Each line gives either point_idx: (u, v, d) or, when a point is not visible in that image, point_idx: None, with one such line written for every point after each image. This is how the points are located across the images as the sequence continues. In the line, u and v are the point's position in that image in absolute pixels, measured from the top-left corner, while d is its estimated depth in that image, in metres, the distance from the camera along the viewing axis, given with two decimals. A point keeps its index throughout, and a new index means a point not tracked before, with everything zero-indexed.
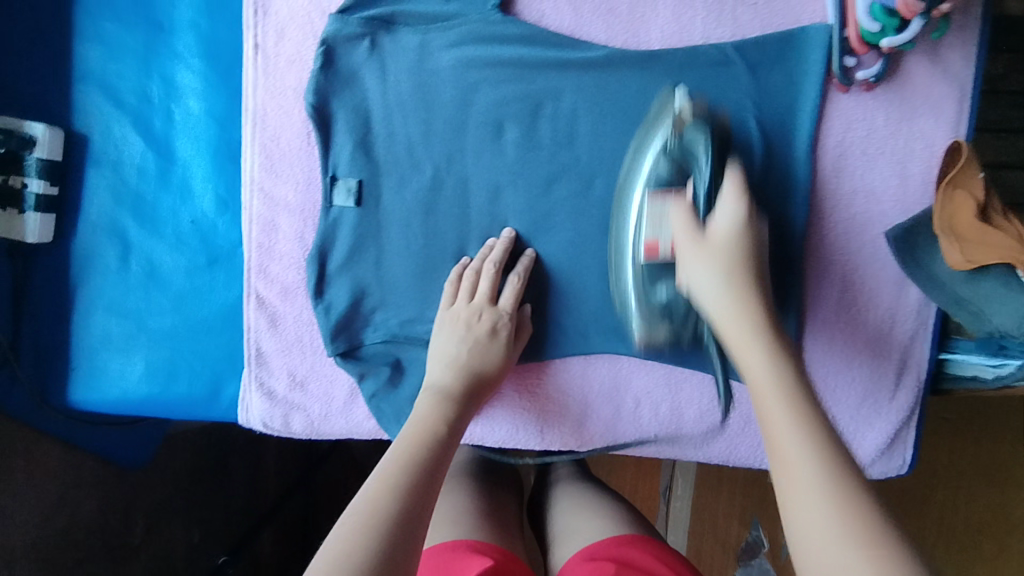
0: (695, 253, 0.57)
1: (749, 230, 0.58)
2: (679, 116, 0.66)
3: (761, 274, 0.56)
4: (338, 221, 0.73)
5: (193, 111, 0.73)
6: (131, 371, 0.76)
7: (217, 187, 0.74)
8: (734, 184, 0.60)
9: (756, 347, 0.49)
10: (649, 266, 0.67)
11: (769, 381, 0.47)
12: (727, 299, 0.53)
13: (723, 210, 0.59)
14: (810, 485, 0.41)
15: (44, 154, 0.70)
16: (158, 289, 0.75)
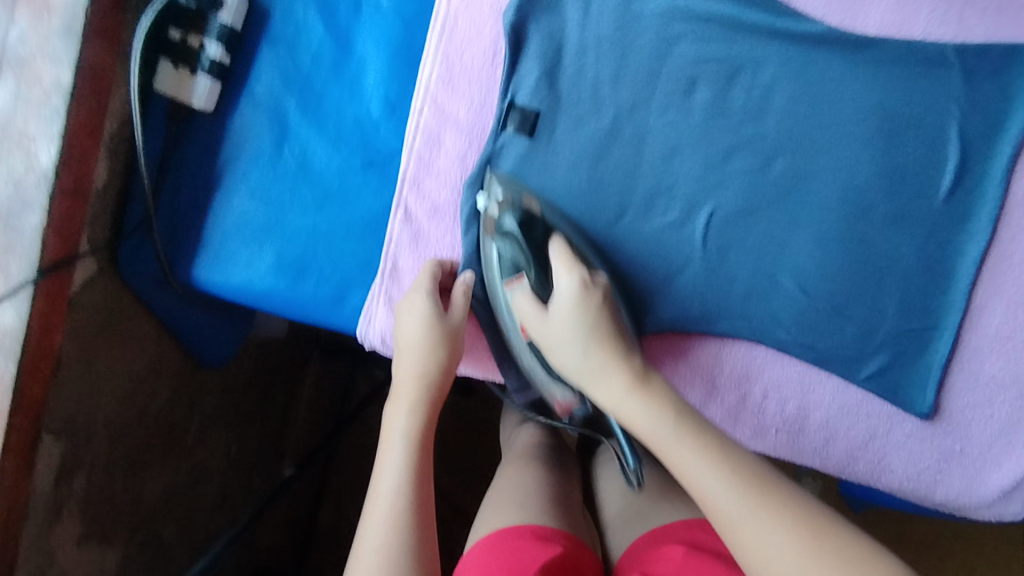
0: (552, 339, 0.66)
1: (590, 292, 0.65)
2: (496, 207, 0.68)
3: (608, 314, 0.65)
4: (505, 149, 0.70)
5: (382, 6, 0.70)
6: (260, 261, 0.73)
7: (388, 90, 0.71)
8: (562, 256, 0.67)
9: (630, 383, 0.61)
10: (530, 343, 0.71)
11: (652, 421, 0.59)
12: (606, 381, 0.63)
13: (561, 286, 0.66)
14: (736, 495, 0.53)
15: (228, 19, 0.67)
16: (307, 182, 0.73)
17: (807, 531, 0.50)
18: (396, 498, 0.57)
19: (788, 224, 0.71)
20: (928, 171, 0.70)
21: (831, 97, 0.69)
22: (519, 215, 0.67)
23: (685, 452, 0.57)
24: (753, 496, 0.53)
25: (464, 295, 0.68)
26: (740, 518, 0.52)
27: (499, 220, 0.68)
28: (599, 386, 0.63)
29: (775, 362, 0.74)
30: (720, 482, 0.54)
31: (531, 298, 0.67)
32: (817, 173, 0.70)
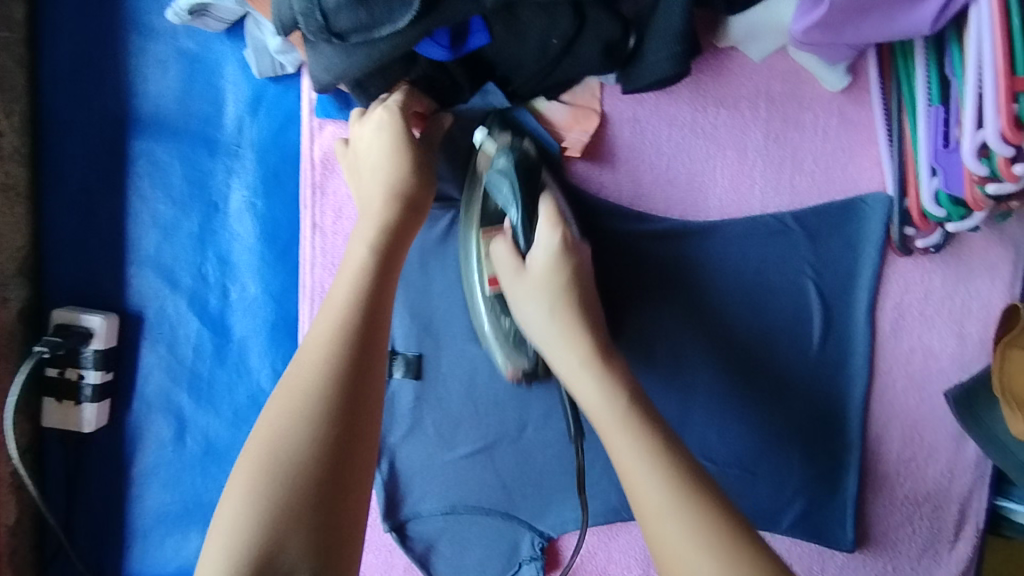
0: (521, 291, 0.59)
1: (568, 256, 0.59)
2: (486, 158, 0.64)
3: (583, 280, 0.59)
4: (397, 395, 0.73)
5: (250, 288, 0.72)
6: (187, 549, 0.74)
7: (274, 362, 0.72)
8: (548, 212, 0.60)
9: (587, 373, 0.55)
10: (497, 295, 0.64)
11: (601, 404, 0.53)
12: (552, 332, 0.57)
13: (542, 238, 0.59)
14: (657, 502, 0.47)
15: (100, 344, 0.69)
16: (215, 466, 0.74)
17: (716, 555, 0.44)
18: (337, 316, 0.51)
19: (682, 400, 0.74)
20: (800, 327, 0.73)
21: (694, 279, 0.73)
22: (517, 156, 0.63)
23: (596, 389, 0.53)
24: (671, 489, 0.47)
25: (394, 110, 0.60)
26: (665, 518, 0.46)
27: (495, 163, 0.63)
28: (550, 333, 0.57)
29: None
30: (647, 469, 0.48)
31: (506, 244, 0.60)
32: (696, 348, 0.73)
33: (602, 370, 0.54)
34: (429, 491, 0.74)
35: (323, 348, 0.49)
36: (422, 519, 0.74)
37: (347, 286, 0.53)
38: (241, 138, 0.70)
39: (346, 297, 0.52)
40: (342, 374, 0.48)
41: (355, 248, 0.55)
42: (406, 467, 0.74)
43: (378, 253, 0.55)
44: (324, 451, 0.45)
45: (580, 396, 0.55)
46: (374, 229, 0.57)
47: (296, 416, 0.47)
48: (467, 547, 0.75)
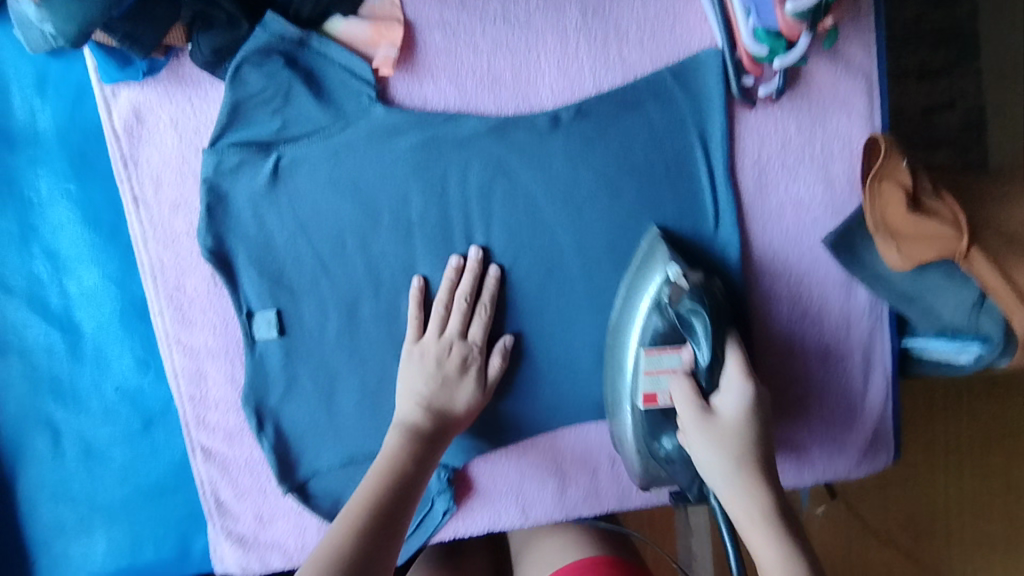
0: (711, 443, 0.58)
1: (759, 413, 0.59)
2: (675, 287, 0.64)
3: (768, 429, 0.59)
4: (265, 355, 0.70)
5: (88, 278, 0.69)
6: (94, 552, 0.73)
7: (134, 348, 0.71)
8: (739, 365, 0.60)
9: (755, 500, 0.56)
10: (647, 416, 0.66)
11: (779, 567, 0.52)
12: (739, 489, 0.56)
13: (728, 387, 0.60)
14: None
15: None
16: (100, 465, 0.72)
17: None
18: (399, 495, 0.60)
19: (559, 305, 0.71)
20: (662, 210, 0.70)
21: (540, 177, 0.69)
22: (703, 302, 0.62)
23: (780, 573, 0.52)
24: None
25: (494, 274, 0.69)
26: None
27: (682, 301, 0.63)
28: (730, 485, 0.57)
29: (607, 430, 0.75)
30: None
31: (687, 381, 0.62)
32: (561, 249, 0.70)
33: (755, 476, 0.57)
34: (323, 445, 0.72)
35: (358, 509, 0.58)
36: (322, 475, 0.73)
37: (385, 464, 0.62)
38: (37, 123, 0.67)
39: (381, 474, 0.61)
40: (378, 520, 0.57)
41: (392, 440, 0.64)
42: (293, 427, 0.72)
43: (414, 437, 0.64)
44: (369, 546, 0.55)
45: (701, 463, 0.59)
46: (421, 380, 0.67)
47: (351, 530, 0.56)
48: None
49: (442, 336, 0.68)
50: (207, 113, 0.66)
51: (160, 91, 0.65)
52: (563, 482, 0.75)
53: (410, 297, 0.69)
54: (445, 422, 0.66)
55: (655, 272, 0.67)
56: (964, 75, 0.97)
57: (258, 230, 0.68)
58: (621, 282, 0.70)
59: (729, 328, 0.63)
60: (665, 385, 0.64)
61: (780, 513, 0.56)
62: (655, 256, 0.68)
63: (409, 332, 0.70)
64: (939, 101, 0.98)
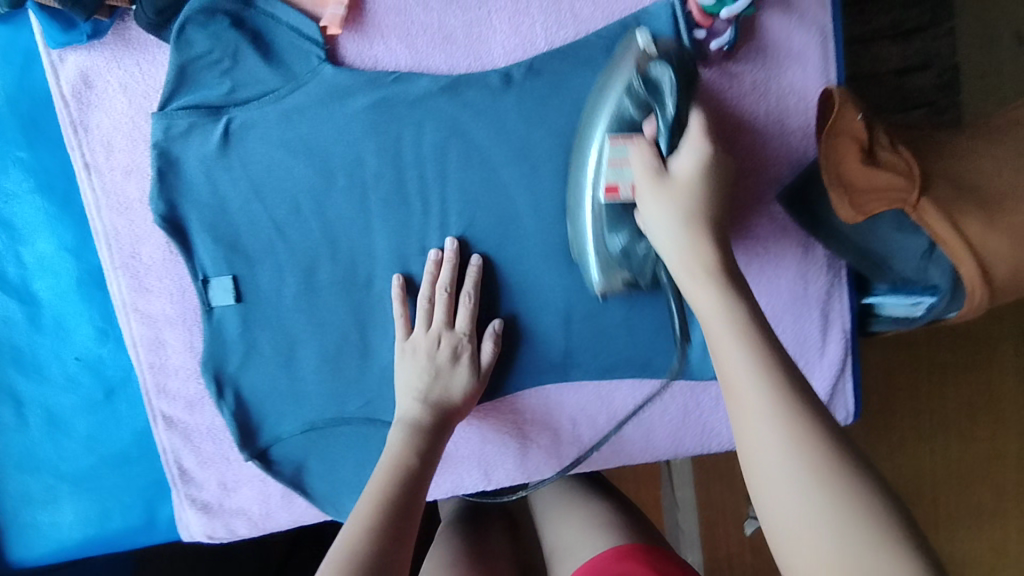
0: (669, 194, 0.60)
1: (712, 174, 0.61)
2: (644, 53, 0.64)
3: (727, 244, 0.59)
4: (223, 321, 0.70)
5: (43, 247, 0.69)
6: (62, 519, 0.74)
7: (93, 317, 0.71)
8: (700, 125, 0.62)
9: (733, 342, 0.49)
10: (609, 208, 0.65)
11: (750, 376, 0.46)
12: (700, 276, 0.56)
13: (688, 148, 0.62)
14: (787, 480, 0.42)
15: None
16: (63, 435, 0.72)
17: (846, 542, 0.39)
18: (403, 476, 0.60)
19: (517, 266, 0.72)
20: None
21: (494, 138, 0.69)
22: (678, 72, 0.64)
23: (755, 380, 0.46)
24: (820, 475, 0.41)
25: (476, 265, 0.70)
26: (794, 493, 0.41)
27: (651, 64, 0.63)
28: (715, 304, 0.53)
29: (567, 392, 0.75)
30: (770, 423, 0.44)
31: (648, 150, 0.62)
32: (516, 210, 0.70)
33: (763, 363, 0.47)
34: (284, 410, 0.72)
35: (368, 507, 0.56)
36: (284, 441, 0.73)
37: (392, 461, 0.62)
38: None
39: (391, 468, 0.61)
40: (394, 512, 0.55)
41: (397, 435, 0.65)
42: (253, 394, 0.72)
43: (416, 431, 0.65)
44: (388, 542, 0.52)
45: (710, 330, 0.52)
46: (417, 372, 0.68)
47: (369, 528, 0.52)
48: (337, 461, 0.74)
49: (430, 329, 0.69)
50: (156, 77, 0.66)
51: (107, 56, 0.65)
52: (524, 443, 0.76)
53: (393, 295, 0.70)
54: (445, 410, 0.67)
55: (620, 75, 0.65)
56: (937, 35, 0.97)
57: (212, 195, 0.68)
58: (592, 80, 0.68)
59: (691, 102, 0.65)
60: (626, 166, 0.63)
61: (757, 326, 0.50)
62: (628, 49, 0.66)
63: (397, 329, 0.70)
64: (912, 63, 0.97)
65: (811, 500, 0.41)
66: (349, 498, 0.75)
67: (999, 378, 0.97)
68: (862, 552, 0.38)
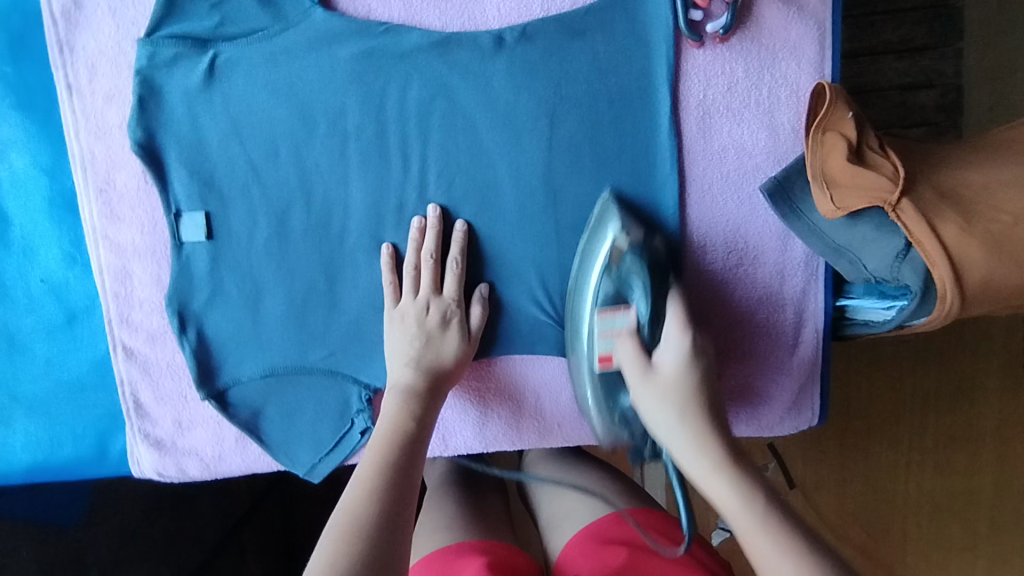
0: (649, 400, 0.59)
1: (698, 361, 0.60)
2: (616, 246, 0.65)
3: (708, 363, 0.61)
4: (192, 258, 0.70)
5: (18, 165, 0.69)
6: (14, 441, 0.73)
7: (62, 241, 0.70)
8: (677, 317, 0.62)
9: (719, 474, 0.54)
10: (604, 378, 0.65)
11: (733, 497, 0.53)
12: (688, 421, 0.57)
13: (670, 341, 0.61)
14: (761, 545, 0.50)
15: None
16: (21, 357, 0.72)
17: None
18: (399, 445, 0.61)
19: (492, 232, 0.71)
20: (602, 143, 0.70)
21: (480, 100, 0.69)
22: (644, 253, 0.65)
23: (725, 485, 0.54)
24: (780, 544, 0.50)
25: (460, 228, 0.69)
26: (766, 564, 0.50)
27: (625, 257, 0.65)
28: (676, 435, 0.57)
29: (533, 365, 0.75)
30: (772, 547, 0.50)
31: (632, 341, 0.62)
32: (496, 176, 0.70)
33: (734, 473, 0.54)
34: (247, 354, 0.72)
35: (369, 473, 0.58)
36: (244, 384, 0.73)
37: (388, 427, 0.63)
38: None
39: (388, 437, 0.62)
40: (393, 482, 0.57)
41: (392, 403, 0.65)
42: (215, 334, 0.71)
43: (412, 398, 0.66)
44: (390, 508, 0.54)
45: (704, 484, 0.55)
46: (408, 341, 0.68)
47: (368, 496, 0.55)
48: (295, 410, 0.74)
49: (418, 297, 0.69)
50: (146, 4, 0.65)
51: None
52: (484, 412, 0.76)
53: (381, 264, 0.70)
54: (436, 371, 0.68)
55: (603, 238, 0.67)
56: (943, 55, 0.97)
57: (192, 129, 0.67)
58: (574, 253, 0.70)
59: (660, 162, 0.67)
60: (608, 338, 0.64)
61: (738, 464, 0.55)
62: (608, 217, 0.67)
63: (386, 297, 0.70)
64: (915, 81, 0.97)
65: (777, 560, 0.49)
66: (303, 448, 0.75)
67: (980, 392, 1.01)
68: None
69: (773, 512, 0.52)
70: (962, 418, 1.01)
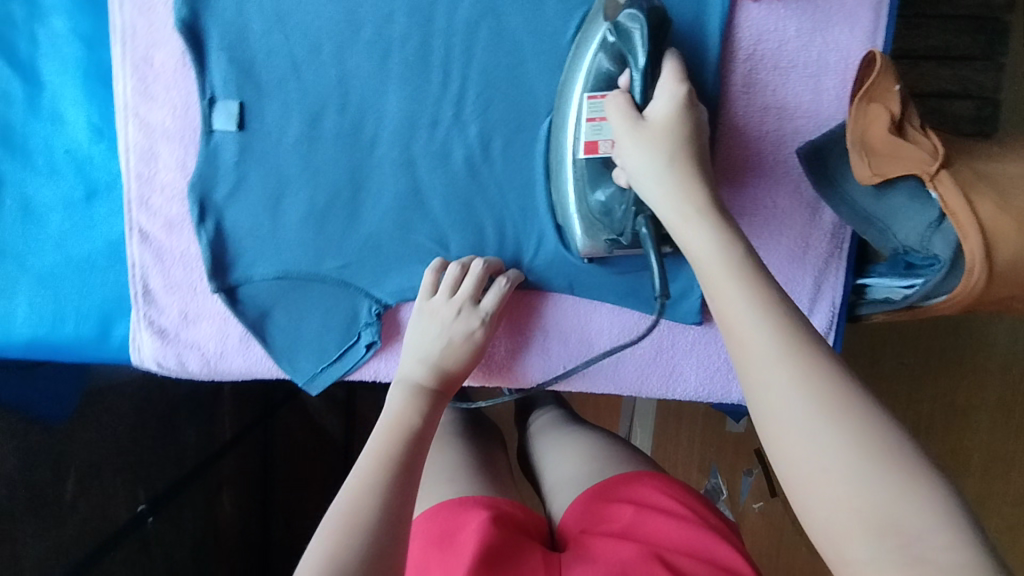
0: (635, 134, 0.57)
1: (690, 112, 0.58)
2: (610, 19, 0.62)
3: (699, 138, 0.57)
4: (220, 147, 0.69)
5: (58, 30, 0.68)
6: (15, 313, 0.72)
7: (91, 113, 0.70)
8: (673, 70, 0.58)
9: (699, 223, 0.51)
10: (589, 164, 0.64)
11: (714, 246, 0.49)
12: (676, 195, 0.53)
13: (662, 95, 0.58)
14: (763, 348, 0.42)
15: None
16: (36, 226, 0.71)
17: (827, 408, 0.39)
18: (401, 438, 0.58)
19: (524, 161, 0.70)
20: None
21: (529, 24, 0.68)
22: (646, 9, 0.59)
23: (709, 240, 0.49)
24: (785, 335, 0.43)
25: (507, 281, 0.68)
26: (770, 364, 0.42)
27: (621, 11, 0.60)
28: (669, 195, 0.54)
29: (546, 303, 0.74)
30: (764, 328, 0.43)
31: (624, 98, 0.59)
32: (535, 104, 0.69)
33: (718, 222, 0.51)
34: (264, 252, 0.71)
35: (368, 466, 0.55)
36: (255, 284, 0.72)
37: (393, 418, 0.60)
38: None
39: (391, 427, 0.59)
40: (395, 475, 0.54)
41: (398, 397, 0.63)
42: (234, 229, 0.71)
43: (422, 392, 0.64)
44: (391, 504, 0.51)
45: (696, 251, 0.50)
46: (433, 336, 0.67)
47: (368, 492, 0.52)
48: (302, 318, 0.73)
49: (453, 298, 0.67)
50: None
51: None
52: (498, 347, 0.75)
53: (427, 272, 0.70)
54: (450, 376, 0.66)
55: (595, 34, 0.64)
56: (983, 68, 0.96)
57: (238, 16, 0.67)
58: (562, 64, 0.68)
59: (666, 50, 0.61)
60: (603, 117, 0.61)
61: (732, 223, 0.51)
62: (595, 24, 0.64)
63: (421, 290, 0.69)
64: (953, 89, 0.96)
65: (810, 402, 0.40)
66: (305, 358, 0.73)
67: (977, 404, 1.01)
68: (808, 413, 0.40)
69: (779, 290, 0.45)
70: (951, 448, 1.02)
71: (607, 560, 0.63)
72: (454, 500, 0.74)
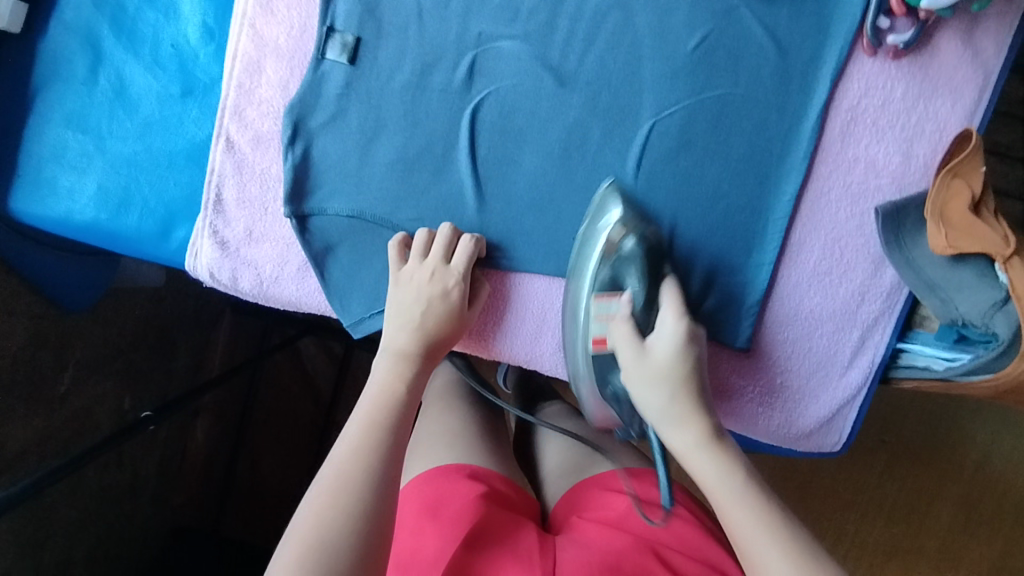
0: (638, 372, 0.59)
1: (691, 346, 0.59)
2: (610, 241, 0.64)
3: (701, 372, 0.58)
4: (327, 76, 0.70)
5: None
6: (82, 191, 0.72)
7: (205, 15, 0.72)
8: (673, 303, 0.61)
9: (691, 429, 0.56)
10: (597, 359, 0.64)
11: (716, 475, 0.54)
12: (671, 413, 0.57)
13: (667, 328, 0.60)
14: (735, 497, 0.53)
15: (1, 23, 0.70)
16: (124, 111, 0.72)
17: (793, 557, 0.49)
18: (385, 412, 0.58)
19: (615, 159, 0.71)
20: (748, 112, 0.70)
21: (649, 30, 0.70)
22: (642, 242, 0.65)
23: (714, 463, 0.55)
24: (764, 515, 0.51)
25: (471, 241, 0.68)
26: (762, 551, 0.50)
27: (621, 247, 0.64)
28: (667, 412, 0.57)
29: None
30: (737, 484, 0.53)
31: (628, 324, 0.61)
32: (639, 105, 0.71)
33: (704, 423, 0.56)
34: (342, 188, 0.71)
35: (355, 438, 0.55)
36: (326, 218, 0.71)
37: (375, 392, 0.60)
38: None
39: (373, 400, 0.59)
40: (379, 452, 0.54)
41: (382, 366, 0.63)
42: (320, 159, 0.71)
43: (403, 363, 0.63)
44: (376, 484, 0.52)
45: (692, 461, 0.56)
46: (409, 304, 0.66)
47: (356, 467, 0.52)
48: (361, 261, 0.72)
49: (425, 262, 0.68)
50: None
51: None
52: (484, 314, 0.74)
53: (392, 251, 0.69)
54: (434, 338, 0.65)
55: (597, 240, 0.66)
56: None
57: None
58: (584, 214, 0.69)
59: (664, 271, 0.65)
60: (605, 324, 0.63)
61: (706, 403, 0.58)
62: (601, 212, 0.67)
63: (392, 262, 0.69)
64: None
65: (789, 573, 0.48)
66: (356, 299, 0.72)
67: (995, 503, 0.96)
68: None
69: (745, 479, 0.53)
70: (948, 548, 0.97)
71: (600, 548, 0.59)
72: (436, 468, 0.68)
